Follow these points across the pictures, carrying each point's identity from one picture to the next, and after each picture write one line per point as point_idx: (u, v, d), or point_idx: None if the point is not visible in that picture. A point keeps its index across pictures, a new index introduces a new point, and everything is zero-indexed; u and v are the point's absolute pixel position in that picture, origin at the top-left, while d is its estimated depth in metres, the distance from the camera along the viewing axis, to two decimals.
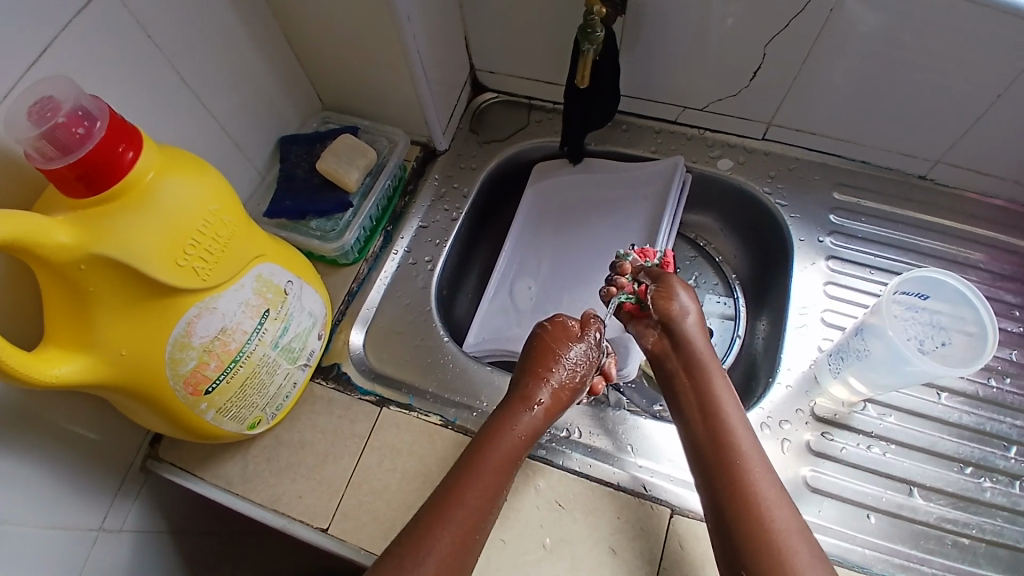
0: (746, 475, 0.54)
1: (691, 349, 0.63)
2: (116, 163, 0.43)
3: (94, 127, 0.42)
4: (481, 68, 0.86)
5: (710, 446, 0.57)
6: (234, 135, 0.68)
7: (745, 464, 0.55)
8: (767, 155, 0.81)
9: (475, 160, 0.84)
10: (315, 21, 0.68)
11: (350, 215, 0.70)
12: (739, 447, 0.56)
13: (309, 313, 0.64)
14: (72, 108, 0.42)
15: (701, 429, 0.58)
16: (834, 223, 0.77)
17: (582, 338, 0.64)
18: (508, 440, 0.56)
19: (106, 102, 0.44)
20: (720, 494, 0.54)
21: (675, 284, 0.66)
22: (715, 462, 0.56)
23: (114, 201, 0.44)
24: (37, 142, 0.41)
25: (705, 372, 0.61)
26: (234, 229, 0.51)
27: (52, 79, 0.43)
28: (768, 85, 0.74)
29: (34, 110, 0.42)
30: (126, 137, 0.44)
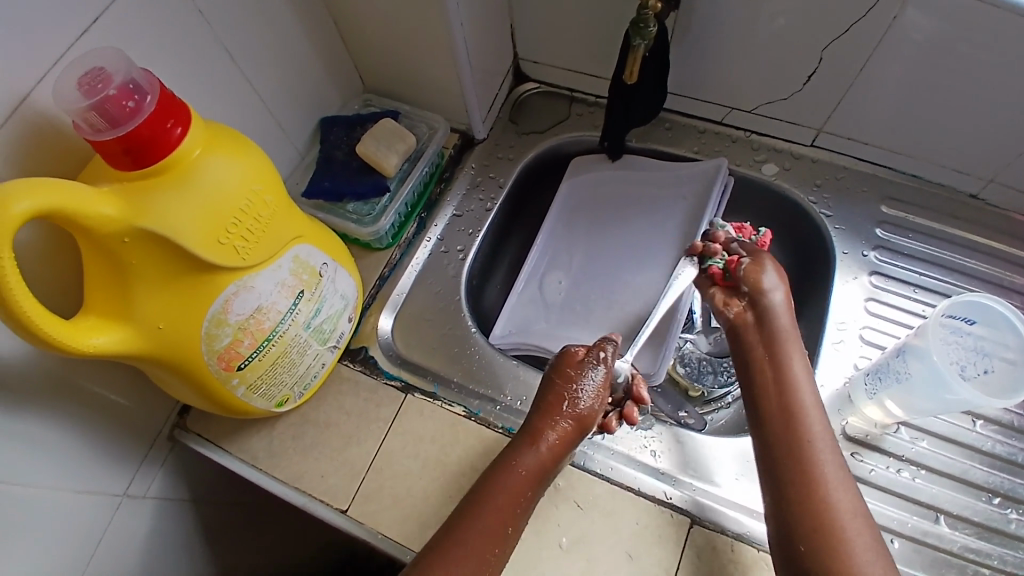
0: (816, 462, 0.55)
1: (775, 332, 0.62)
2: (163, 139, 0.43)
3: (143, 101, 0.42)
4: (525, 58, 0.84)
5: (781, 429, 0.58)
6: (275, 113, 0.68)
7: (816, 450, 0.56)
8: (813, 163, 0.78)
9: (512, 150, 0.84)
10: (362, 2, 0.67)
11: (386, 200, 0.70)
12: (811, 434, 0.57)
13: (342, 295, 0.64)
14: (123, 81, 0.42)
15: (774, 411, 0.59)
16: (879, 237, 0.75)
17: (594, 368, 0.61)
18: (523, 468, 0.56)
19: (156, 76, 0.44)
20: (788, 477, 0.55)
21: (767, 264, 0.65)
22: (785, 446, 0.57)
23: (159, 177, 0.44)
24: (87, 114, 0.41)
25: (784, 357, 0.61)
26: (275, 210, 0.51)
27: (104, 50, 0.43)
28: (820, 91, 0.71)
29: (85, 81, 0.42)
30: (174, 112, 0.44)
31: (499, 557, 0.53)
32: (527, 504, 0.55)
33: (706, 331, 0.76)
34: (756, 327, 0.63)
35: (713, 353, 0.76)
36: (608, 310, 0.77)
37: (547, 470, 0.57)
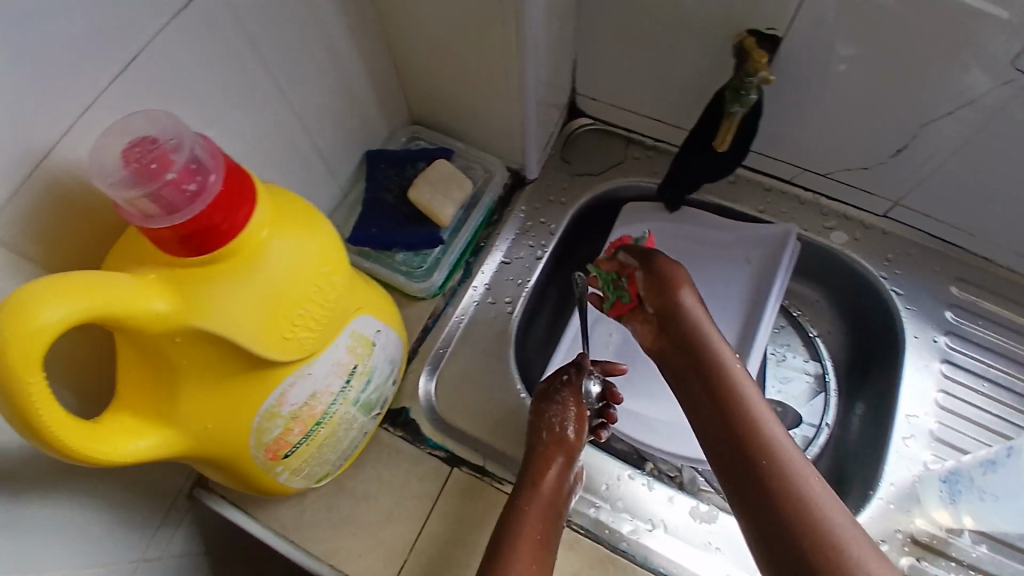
0: (770, 452, 0.49)
1: (691, 331, 0.57)
2: (228, 224, 0.37)
3: (207, 182, 0.36)
4: (582, 93, 0.78)
5: (725, 431, 0.51)
6: (322, 149, 0.61)
7: (765, 440, 0.49)
8: (885, 234, 0.75)
9: (564, 193, 0.78)
10: (427, 35, 0.60)
11: (439, 252, 0.65)
12: (757, 424, 0.50)
13: (390, 360, 0.59)
14: (185, 161, 0.35)
15: (714, 413, 0.53)
16: (950, 322, 0.73)
17: (559, 390, 0.63)
18: (535, 503, 0.56)
19: (220, 147, 0.37)
20: (745, 478, 0.49)
21: (665, 267, 0.60)
22: (735, 445, 0.50)
23: (221, 265, 0.38)
24: (139, 202, 0.34)
25: (711, 350, 0.56)
26: (341, 290, 0.45)
27: (156, 117, 0.36)
28: (907, 165, 0.67)
29: (134, 159, 0.35)
30: (242, 193, 0.37)
31: None
32: (546, 541, 0.54)
33: None
34: (673, 337, 0.59)
35: None
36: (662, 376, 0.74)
37: (553, 506, 0.56)
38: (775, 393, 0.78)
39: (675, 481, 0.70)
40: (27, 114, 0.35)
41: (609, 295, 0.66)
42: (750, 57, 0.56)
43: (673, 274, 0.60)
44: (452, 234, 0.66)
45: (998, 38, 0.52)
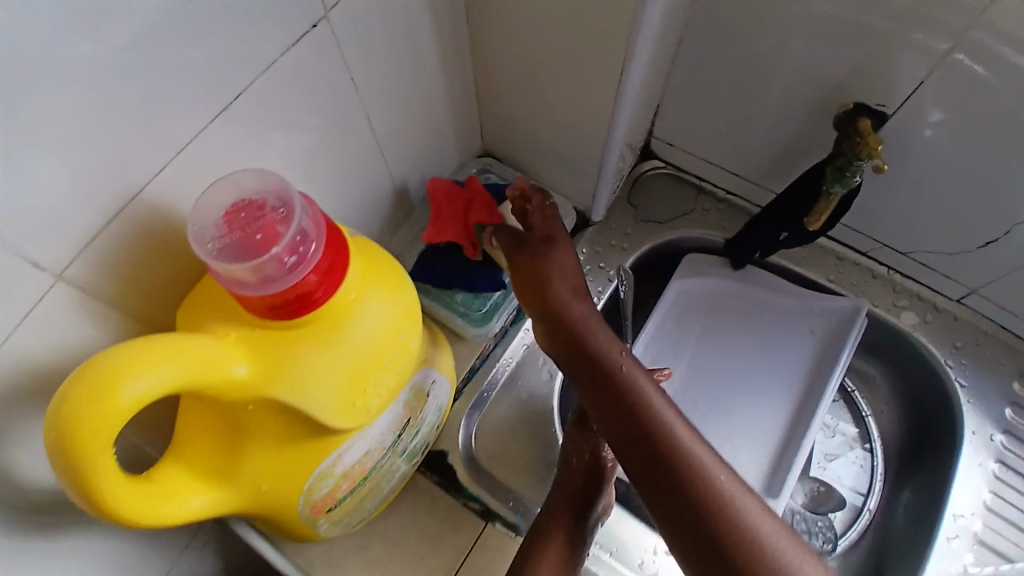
0: (683, 459, 0.42)
1: (579, 324, 0.50)
2: (320, 292, 0.34)
3: (309, 254, 0.33)
4: (658, 137, 0.75)
5: (629, 443, 0.43)
6: (394, 178, 0.59)
7: (674, 447, 0.42)
8: (955, 320, 0.72)
9: (627, 238, 0.75)
10: (518, 71, 0.58)
11: (500, 295, 0.63)
12: (662, 425, 0.43)
13: (438, 407, 0.56)
14: (292, 235, 0.33)
15: (617, 420, 0.45)
16: (1010, 420, 0.70)
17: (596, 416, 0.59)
18: (560, 534, 0.54)
19: (325, 212, 0.35)
20: (663, 495, 0.41)
21: (543, 253, 0.53)
22: (642, 456, 0.43)
23: (305, 329, 0.35)
24: (239, 271, 0.32)
25: (598, 347, 0.48)
26: (415, 354, 0.42)
27: (267, 180, 0.34)
28: (995, 257, 0.64)
29: (239, 227, 0.33)
30: (339, 260, 0.35)
31: None
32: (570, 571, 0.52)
33: (805, 484, 0.75)
34: (556, 333, 0.50)
35: (809, 510, 0.74)
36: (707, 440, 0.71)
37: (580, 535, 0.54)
38: (821, 469, 0.76)
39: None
40: (126, 148, 0.33)
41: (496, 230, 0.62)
42: (863, 141, 0.54)
43: (546, 256, 0.53)
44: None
45: None
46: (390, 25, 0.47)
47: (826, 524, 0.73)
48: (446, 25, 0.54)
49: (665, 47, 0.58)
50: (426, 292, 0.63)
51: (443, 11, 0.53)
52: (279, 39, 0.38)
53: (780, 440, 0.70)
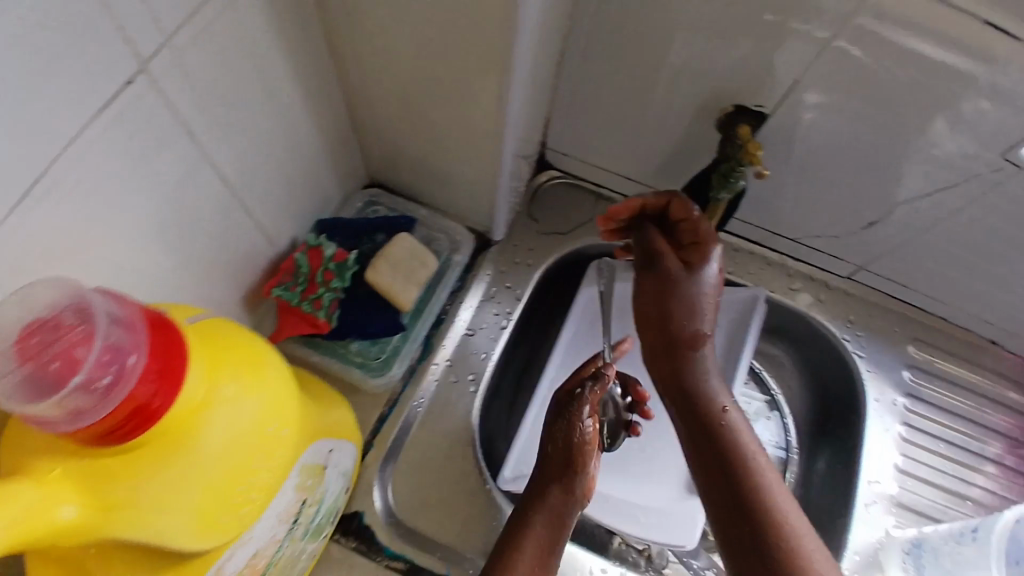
0: (795, 537, 0.46)
1: (691, 366, 0.56)
2: (154, 408, 0.31)
3: (126, 368, 0.29)
4: (552, 148, 0.72)
5: (723, 484, 0.50)
6: (267, 230, 0.53)
7: (788, 521, 0.47)
8: (847, 296, 0.75)
9: (531, 254, 0.72)
10: (391, 99, 0.53)
11: (398, 339, 0.63)
12: (778, 495, 0.48)
13: (341, 472, 0.52)
14: (97, 355, 0.28)
15: (720, 464, 0.51)
16: (908, 382, 0.73)
17: (575, 404, 0.58)
18: (540, 516, 0.52)
19: (139, 316, 0.31)
20: (746, 545, 0.47)
21: (706, 257, 0.57)
22: (732, 503, 0.49)
23: (148, 449, 0.31)
24: (36, 412, 0.27)
25: (708, 392, 0.54)
26: (292, 441, 0.39)
27: (55, 291, 0.29)
28: (879, 237, 0.67)
29: (32, 356, 0.27)
30: (170, 364, 0.31)
31: None
32: (550, 554, 0.50)
33: None
34: (668, 364, 0.57)
35: None
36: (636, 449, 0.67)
37: (563, 518, 0.52)
38: None
39: (643, 554, 0.65)
40: None
41: (356, 264, 0.56)
42: (744, 147, 0.57)
43: (684, 292, 0.57)
44: (413, 317, 0.63)
45: (986, 134, 0.52)
46: (231, 65, 0.41)
47: None
48: (304, 56, 0.49)
49: (547, 60, 0.56)
50: (318, 346, 0.60)
51: (298, 43, 0.48)
52: (83, 105, 0.33)
53: None
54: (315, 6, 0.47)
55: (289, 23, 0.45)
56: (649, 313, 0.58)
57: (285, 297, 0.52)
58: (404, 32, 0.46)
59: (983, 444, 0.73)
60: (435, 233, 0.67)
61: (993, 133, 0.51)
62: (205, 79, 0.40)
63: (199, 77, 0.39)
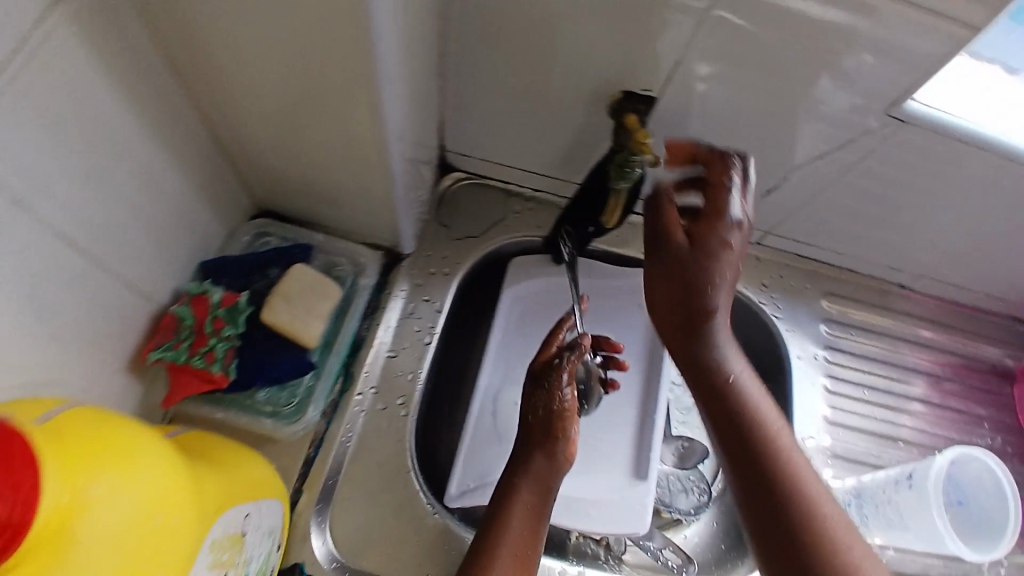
0: (819, 513, 0.45)
1: (709, 344, 0.50)
2: (16, 527, 0.26)
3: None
4: (450, 149, 0.70)
5: (747, 467, 0.47)
6: (133, 280, 0.47)
7: (810, 497, 0.45)
8: (758, 262, 0.76)
9: (446, 262, 0.69)
10: (260, 121, 0.49)
11: (310, 378, 0.58)
12: (798, 471, 0.46)
13: (269, 531, 0.47)
14: None
15: (743, 445, 0.47)
16: (827, 335, 0.76)
17: (553, 372, 0.57)
18: (525, 482, 0.52)
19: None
20: (771, 525, 0.45)
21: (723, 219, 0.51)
22: (756, 485, 0.46)
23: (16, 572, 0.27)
24: None
25: (723, 362, 0.50)
26: (189, 525, 0.35)
27: None
28: (782, 202, 0.68)
29: None
30: (19, 475, 0.27)
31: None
32: (537, 531, 0.50)
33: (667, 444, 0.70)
34: (680, 342, 0.52)
35: (678, 468, 0.69)
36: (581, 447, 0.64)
37: (549, 484, 0.52)
38: (680, 426, 0.73)
39: (601, 544, 0.64)
40: None
41: (249, 306, 0.55)
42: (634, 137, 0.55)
43: (698, 267, 0.50)
44: (323, 352, 0.59)
45: (864, 93, 0.53)
46: (51, 109, 0.36)
47: (698, 476, 0.69)
48: (146, 85, 0.43)
49: (424, 62, 0.52)
50: (221, 401, 0.55)
51: (137, 75, 0.42)
52: None
53: (638, 417, 0.66)
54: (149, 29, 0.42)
55: (119, 54, 0.40)
56: (654, 297, 0.53)
57: (169, 357, 0.49)
58: (259, 52, 0.42)
59: (908, 385, 0.76)
60: (335, 257, 0.63)
61: (870, 91, 0.53)
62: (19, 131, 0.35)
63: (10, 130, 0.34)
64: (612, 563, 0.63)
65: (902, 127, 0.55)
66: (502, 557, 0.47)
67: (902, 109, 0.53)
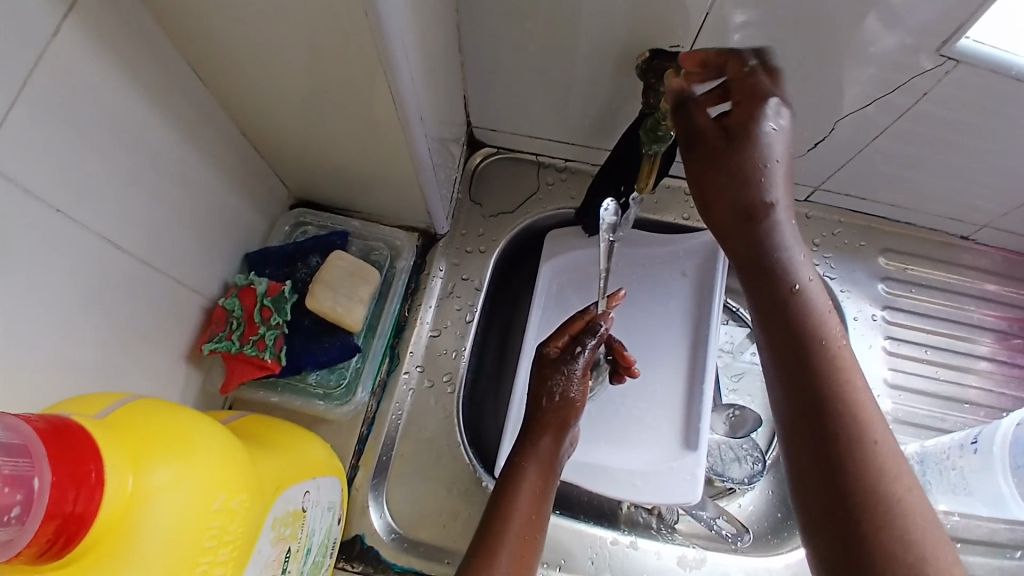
0: (872, 444, 0.37)
1: (773, 245, 0.43)
2: (82, 516, 0.29)
3: (32, 490, 0.28)
4: (478, 125, 0.69)
5: (793, 371, 0.40)
6: (179, 275, 0.50)
7: (866, 427, 0.37)
8: (808, 219, 0.73)
9: (482, 239, 0.70)
10: (283, 111, 0.50)
11: (356, 362, 0.60)
12: (855, 396, 0.38)
13: (329, 505, 0.50)
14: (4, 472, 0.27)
15: (799, 358, 0.40)
16: (885, 294, 0.72)
17: (570, 360, 0.55)
18: (532, 467, 0.51)
19: (32, 432, 0.28)
20: (812, 441, 0.38)
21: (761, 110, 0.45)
22: (805, 405, 0.39)
23: (91, 553, 0.30)
24: None
25: (783, 262, 0.43)
26: (247, 507, 0.37)
27: None
28: (828, 154, 0.64)
29: None
30: (81, 468, 0.29)
31: (538, 539, 0.48)
32: (544, 496, 0.50)
33: (720, 413, 0.69)
34: (741, 242, 0.44)
35: (730, 437, 0.68)
36: (617, 414, 0.65)
37: (552, 463, 0.52)
38: (730, 394, 0.73)
39: (653, 513, 0.64)
40: None
41: (293, 294, 0.57)
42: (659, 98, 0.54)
43: (757, 157, 0.44)
44: (367, 335, 0.61)
45: (915, 31, 0.49)
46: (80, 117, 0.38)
47: (751, 445, 0.68)
48: (170, 85, 0.45)
49: (441, 39, 0.52)
50: (276, 386, 0.58)
51: (159, 80, 0.44)
52: None
53: (685, 385, 0.65)
54: (163, 31, 0.43)
55: (141, 61, 0.42)
56: (708, 197, 0.46)
57: (223, 347, 0.52)
58: (277, 46, 0.42)
59: (974, 343, 0.72)
60: (373, 243, 0.65)
61: (921, 29, 0.49)
62: (53, 146, 0.37)
63: (47, 147, 0.36)
64: (664, 531, 0.63)
65: (955, 66, 0.51)
66: (508, 541, 0.46)
67: (953, 49, 0.50)
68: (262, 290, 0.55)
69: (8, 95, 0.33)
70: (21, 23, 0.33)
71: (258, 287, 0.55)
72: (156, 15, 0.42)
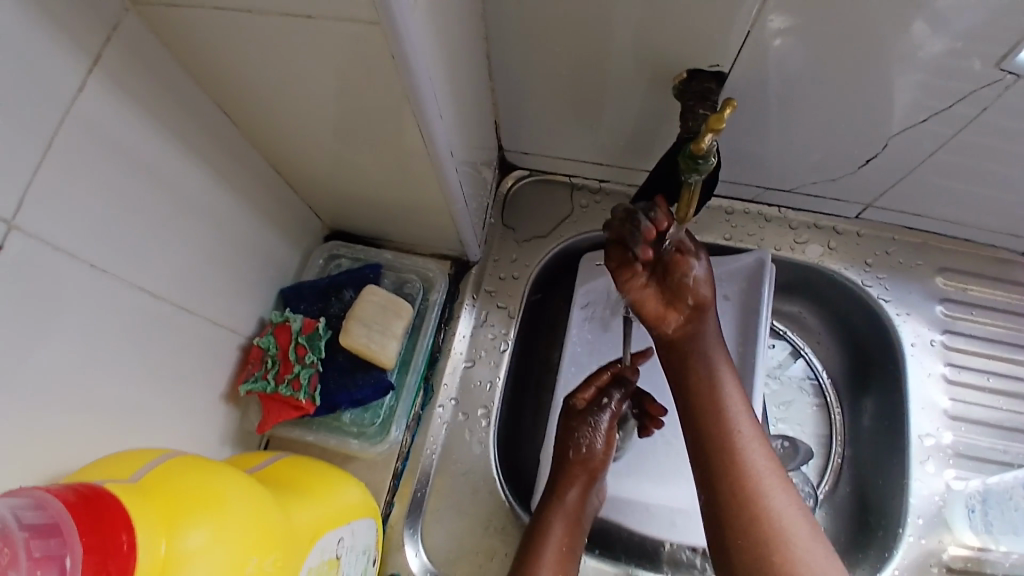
0: (741, 456, 0.46)
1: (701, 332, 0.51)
2: None
3: (65, 569, 0.26)
4: (510, 149, 0.68)
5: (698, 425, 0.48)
6: (214, 316, 0.50)
7: (738, 447, 0.46)
8: (859, 237, 0.69)
9: (515, 265, 0.68)
10: (314, 146, 0.49)
11: (390, 399, 0.59)
12: (730, 415, 0.48)
13: (364, 547, 0.49)
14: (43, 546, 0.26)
15: (701, 405, 0.49)
16: (943, 317, 0.68)
17: (598, 412, 0.57)
18: (559, 520, 0.53)
19: (63, 509, 0.28)
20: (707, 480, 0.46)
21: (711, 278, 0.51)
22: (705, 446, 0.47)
23: None
24: None
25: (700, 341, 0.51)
26: (280, 563, 0.36)
27: None
28: (879, 172, 0.61)
29: None
30: (113, 539, 0.29)
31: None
32: (572, 550, 0.52)
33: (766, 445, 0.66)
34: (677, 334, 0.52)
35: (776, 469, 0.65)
36: (655, 448, 0.62)
37: (578, 516, 0.54)
38: (779, 424, 0.69)
39: (697, 552, 0.60)
40: None
41: (327, 331, 0.57)
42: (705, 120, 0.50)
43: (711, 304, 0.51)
44: (400, 370, 0.60)
45: (976, 45, 0.45)
46: (111, 170, 0.38)
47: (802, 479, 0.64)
48: (202, 128, 0.45)
49: (469, 69, 0.51)
50: (311, 424, 0.57)
51: (190, 124, 0.44)
52: None
53: None
54: (191, 76, 0.43)
55: (170, 106, 0.42)
56: (689, 281, 0.50)
57: (259, 387, 0.52)
58: (305, 87, 0.42)
59: None
60: (406, 274, 0.64)
61: (980, 44, 0.45)
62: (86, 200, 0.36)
63: (79, 202, 0.36)
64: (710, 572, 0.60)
65: (1019, 81, 0.48)
66: None
67: (1017, 63, 0.46)
68: (298, 327, 0.55)
69: (35, 154, 0.33)
70: (36, 80, 0.33)
71: (292, 324, 0.55)
72: (186, 63, 0.42)
